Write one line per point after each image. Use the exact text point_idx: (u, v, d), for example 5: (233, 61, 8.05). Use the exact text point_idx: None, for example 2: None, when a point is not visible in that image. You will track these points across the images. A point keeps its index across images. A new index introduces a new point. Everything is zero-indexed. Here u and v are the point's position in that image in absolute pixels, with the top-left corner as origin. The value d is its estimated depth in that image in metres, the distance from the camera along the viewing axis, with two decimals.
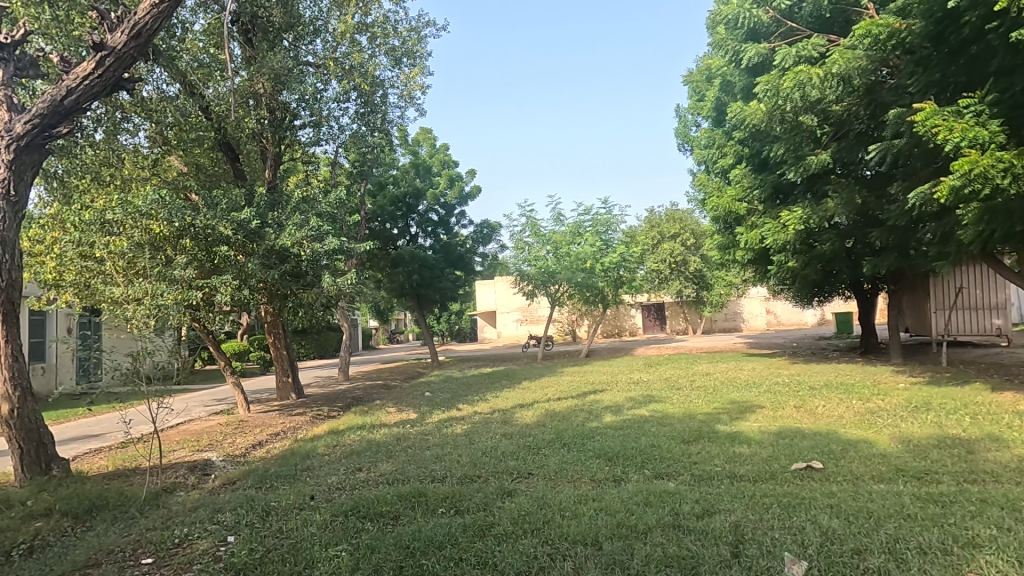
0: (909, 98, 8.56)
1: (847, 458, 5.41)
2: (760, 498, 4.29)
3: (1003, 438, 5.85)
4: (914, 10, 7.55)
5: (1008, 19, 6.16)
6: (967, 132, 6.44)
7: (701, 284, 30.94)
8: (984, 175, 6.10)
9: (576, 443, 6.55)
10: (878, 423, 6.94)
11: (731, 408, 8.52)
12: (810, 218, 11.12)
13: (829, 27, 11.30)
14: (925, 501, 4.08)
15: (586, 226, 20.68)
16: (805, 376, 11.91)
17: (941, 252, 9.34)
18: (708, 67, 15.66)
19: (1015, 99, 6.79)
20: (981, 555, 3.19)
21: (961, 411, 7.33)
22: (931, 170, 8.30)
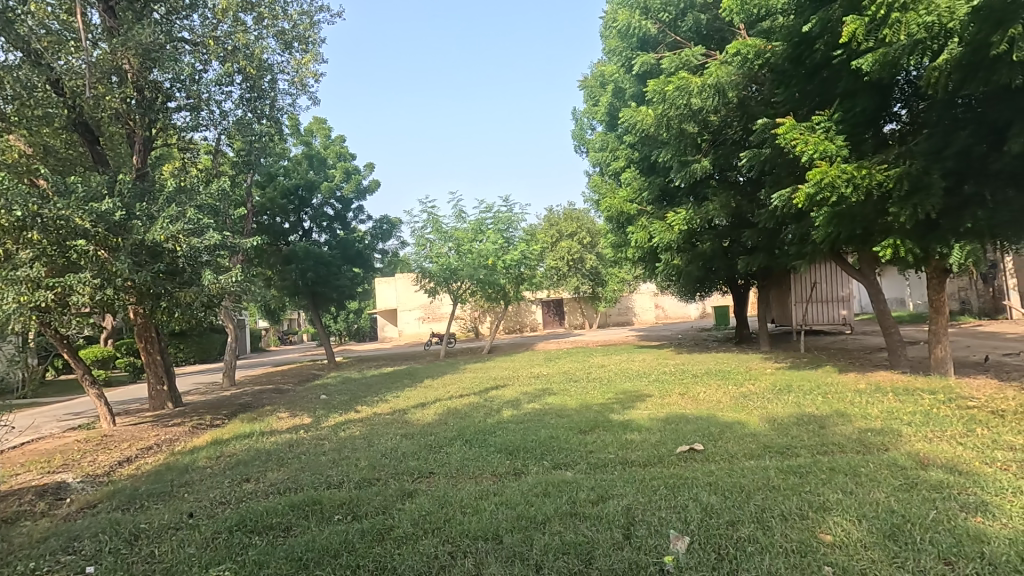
0: (773, 112, 9.56)
1: (724, 438, 5.94)
2: (648, 481, 4.58)
3: (847, 414, 6.72)
4: (777, 34, 8.42)
5: (850, 49, 7.07)
6: (819, 146, 7.33)
7: (597, 280, 32.30)
8: (833, 183, 6.98)
9: (478, 439, 6.60)
10: (749, 405, 7.69)
11: (623, 397, 9.03)
12: (692, 219, 12.03)
13: (708, 42, 12.11)
14: (787, 474, 4.58)
15: (488, 223, 20.79)
16: (689, 364, 12.91)
17: (800, 251, 10.51)
18: (602, 73, 16.44)
19: (855, 118, 7.82)
20: (829, 516, 3.65)
21: (815, 391, 8.33)
22: (791, 178, 9.33)
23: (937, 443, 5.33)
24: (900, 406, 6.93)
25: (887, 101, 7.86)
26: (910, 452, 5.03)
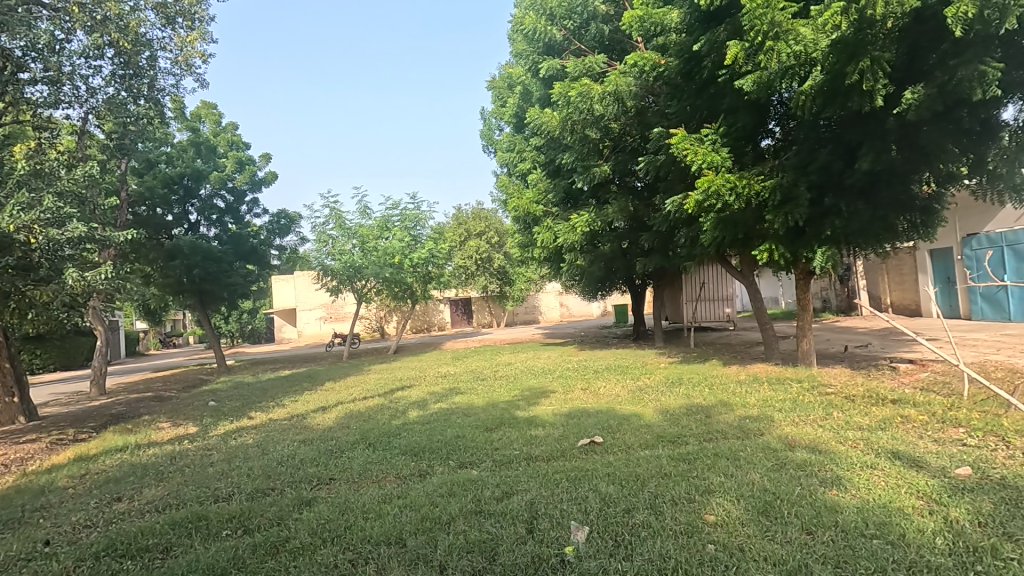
0: (667, 122, 10.22)
1: (621, 430, 6.25)
2: (551, 475, 4.71)
3: (729, 403, 7.36)
4: (670, 50, 9.01)
5: (733, 69, 7.73)
6: (706, 156, 7.95)
7: (504, 280, 32.65)
8: (718, 192, 7.60)
9: (382, 442, 6.43)
10: (644, 398, 8.18)
11: (529, 394, 9.23)
12: (594, 221, 12.55)
13: (610, 53, 12.48)
14: (677, 461, 4.91)
15: (394, 221, 20.30)
16: (591, 360, 13.46)
17: (690, 254, 11.32)
18: (509, 75, 16.68)
19: (737, 132, 8.57)
20: (712, 498, 3.96)
21: (702, 383, 9.03)
22: (682, 185, 10.03)
23: (803, 426, 5.98)
24: (773, 395, 7.69)
25: (764, 118, 8.66)
26: (781, 436, 5.59)
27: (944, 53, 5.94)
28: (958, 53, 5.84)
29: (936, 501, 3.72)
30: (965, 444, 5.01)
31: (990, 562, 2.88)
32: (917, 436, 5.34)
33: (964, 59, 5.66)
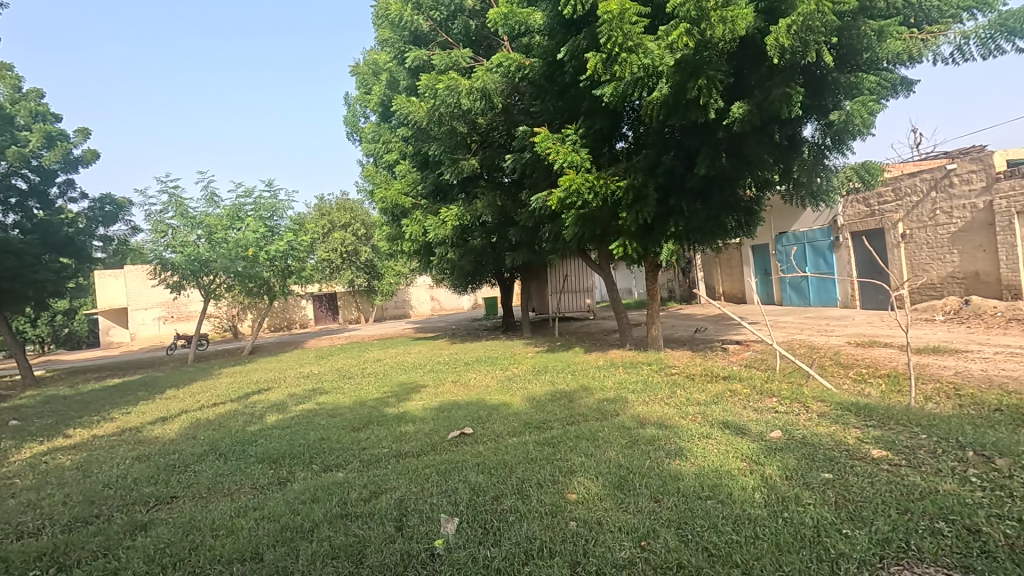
0: (531, 121, 10.59)
1: (490, 420, 6.39)
2: (421, 470, 4.68)
3: (589, 387, 7.91)
4: (534, 51, 9.35)
5: (591, 76, 8.23)
6: (568, 156, 8.40)
7: (372, 273, 31.54)
8: (578, 190, 8.08)
9: (235, 451, 5.89)
10: (512, 387, 8.47)
11: (399, 390, 9.07)
12: (463, 215, 12.63)
13: (477, 48, 12.79)
14: (543, 445, 5.16)
15: (247, 210, 18.60)
16: (462, 353, 13.57)
17: (553, 248, 11.88)
18: (374, 61, 16.09)
19: (596, 135, 9.14)
20: (575, 477, 4.22)
21: (565, 370, 9.58)
22: (547, 182, 10.49)
23: (652, 405, 6.59)
24: (627, 377, 8.39)
25: (618, 123, 9.33)
26: (633, 415, 6.12)
27: (761, 76, 6.87)
28: (772, 77, 6.78)
29: (755, 461, 4.33)
30: (777, 410, 5.90)
31: (793, 508, 3.43)
32: (742, 407, 6.17)
33: (776, 82, 6.59)
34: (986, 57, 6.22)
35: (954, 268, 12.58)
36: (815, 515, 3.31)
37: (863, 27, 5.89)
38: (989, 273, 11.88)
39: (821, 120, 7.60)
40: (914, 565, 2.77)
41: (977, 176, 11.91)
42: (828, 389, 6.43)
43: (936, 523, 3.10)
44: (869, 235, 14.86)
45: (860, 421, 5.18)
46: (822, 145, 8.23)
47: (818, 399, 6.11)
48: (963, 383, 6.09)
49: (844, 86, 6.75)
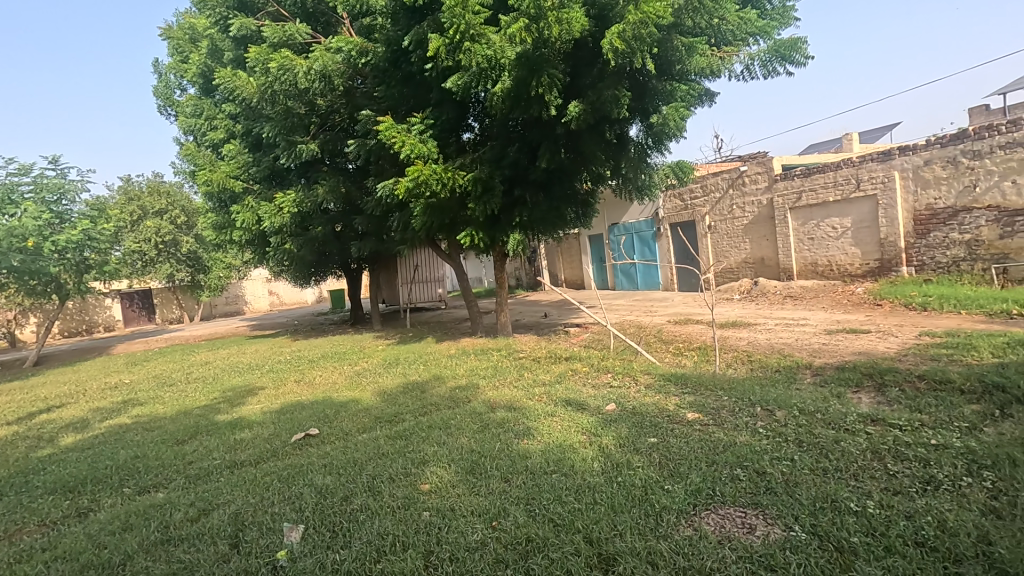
0: (375, 107, 10.21)
1: (338, 418, 6.09)
2: (260, 479, 4.30)
3: (441, 376, 7.94)
4: (377, 34, 9.00)
5: (436, 66, 8.16)
6: (414, 144, 8.27)
7: (196, 266, 28.07)
8: (426, 180, 8.03)
9: (15, 485, 4.85)
10: (362, 382, 8.18)
11: (233, 394, 8.23)
12: (303, 203, 11.78)
13: (314, 23, 11.66)
14: (395, 438, 5.08)
15: (23, 191, 15.27)
16: (306, 350, 12.75)
17: (402, 238, 11.65)
18: (191, 25, 14.20)
19: (443, 126, 9.10)
20: (428, 468, 4.21)
21: (417, 361, 9.50)
22: (394, 171, 10.23)
23: (501, 389, 6.84)
24: (478, 364, 8.58)
25: (464, 114, 9.37)
26: (484, 400, 6.29)
27: (594, 77, 7.40)
28: (604, 78, 7.34)
29: (593, 433, 4.73)
30: (612, 385, 6.49)
31: (625, 472, 3.81)
32: (582, 384, 6.68)
33: (607, 84, 7.15)
34: (767, 77, 7.39)
35: (746, 254, 14.92)
36: (643, 476, 3.71)
37: (676, 42, 6.64)
38: (771, 258, 14.30)
39: (644, 122, 8.43)
40: (719, 508, 3.24)
41: (762, 177, 14.21)
42: (654, 363, 7.24)
43: (734, 470, 3.67)
44: (683, 226, 16.96)
45: (677, 389, 5.92)
46: (646, 144, 9.14)
47: (645, 372, 6.84)
48: (753, 350, 7.29)
49: (663, 92, 7.56)
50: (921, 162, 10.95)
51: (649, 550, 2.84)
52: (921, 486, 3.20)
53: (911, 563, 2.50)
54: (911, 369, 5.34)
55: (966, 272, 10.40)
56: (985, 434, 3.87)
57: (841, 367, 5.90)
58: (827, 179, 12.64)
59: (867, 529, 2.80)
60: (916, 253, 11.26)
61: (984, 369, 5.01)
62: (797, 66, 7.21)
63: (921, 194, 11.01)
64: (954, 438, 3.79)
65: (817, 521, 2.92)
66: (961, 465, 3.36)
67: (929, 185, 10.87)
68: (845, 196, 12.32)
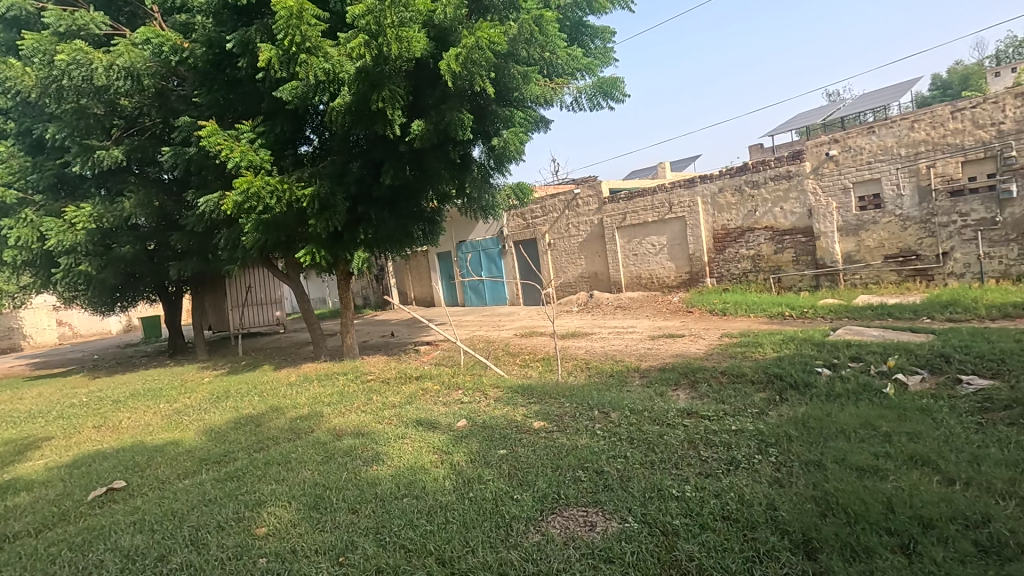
0: (195, 112, 9.21)
1: (152, 465, 5.27)
2: (42, 552, 3.54)
3: (280, 407, 7.28)
4: (196, 33, 8.18)
5: (267, 74, 7.64)
6: (243, 155, 7.65)
7: None
8: (258, 194, 7.48)
9: None
10: (183, 421, 7.17)
11: (3, 451, 6.66)
12: (103, 217, 10.12)
13: (114, 13, 10.19)
14: (224, 481, 4.54)
15: None
16: (109, 388, 10.85)
17: (231, 257, 10.58)
18: None
19: (276, 138, 8.51)
20: (265, 509, 3.83)
21: (251, 392, 8.61)
22: (220, 184, 9.29)
23: (348, 415, 6.50)
24: (322, 390, 8.05)
25: (301, 126, 8.88)
26: (329, 428, 5.91)
27: (436, 98, 7.51)
28: (446, 100, 7.48)
29: (445, 451, 4.71)
30: (463, 401, 6.54)
31: (476, 487, 3.85)
32: (433, 403, 6.63)
33: (449, 105, 7.29)
34: (592, 110, 8.14)
35: (583, 270, 16.17)
36: (493, 488, 3.79)
37: (512, 69, 7.04)
38: (603, 273, 15.66)
39: (486, 144, 8.73)
40: (564, 510, 3.43)
41: (593, 200, 15.58)
42: (502, 376, 7.45)
43: (576, 472, 3.92)
44: (526, 244, 17.85)
45: (524, 400, 6.16)
46: (488, 166, 9.47)
47: (494, 386, 7.01)
48: (590, 358, 7.88)
49: (502, 117, 7.91)
50: (716, 190, 12.89)
51: (500, 561, 2.90)
52: (726, 467, 3.73)
53: (720, 535, 2.88)
54: (715, 366, 6.20)
55: (753, 282, 12.41)
56: (769, 417, 4.63)
57: (662, 369, 6.65)
58: (646, 203, 14.27)
59: (686, 511, 3.17)
60: (716, 266, 13.15)
61: (767, 363, 6.01)
62: (616, 102, 8.08)
63: (717, 216, 12.94)
64: (747, 423, 4.49)
65: (646, 510, 3.24)
66: (754, 446, 3.98)
67: (723, 209, 12.83)
68: (660, 217, 14.01)
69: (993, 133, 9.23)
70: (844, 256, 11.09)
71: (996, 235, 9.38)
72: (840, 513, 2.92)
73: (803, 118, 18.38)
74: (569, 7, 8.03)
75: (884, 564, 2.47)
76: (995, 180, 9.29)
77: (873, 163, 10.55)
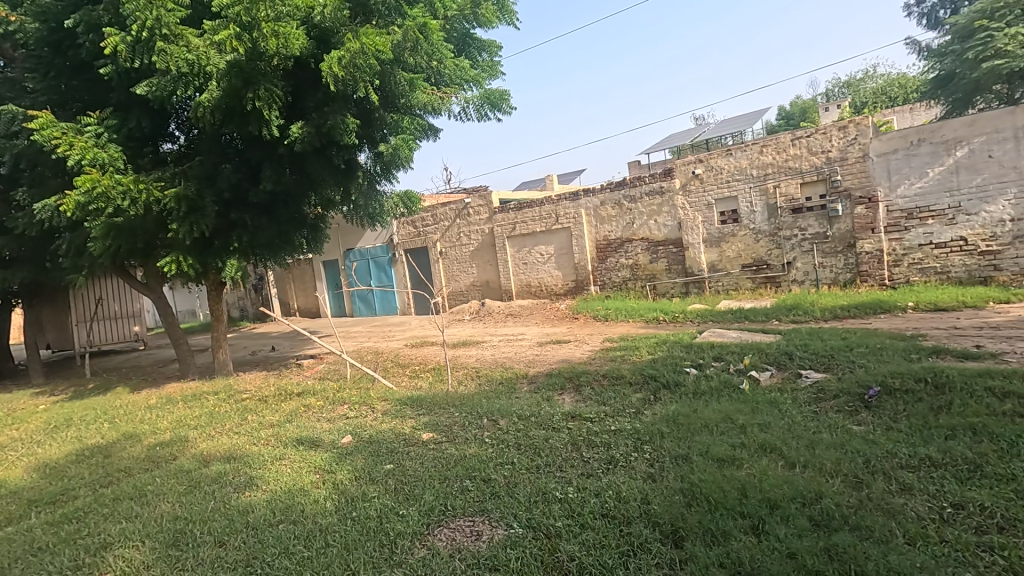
0: (27, 99, 8.03)
1: None
2: None
3: (135, 434, 6.48)
4: (27, 8, 7.16)
5: (119, 61, 6.89)
6: (87, 151, 6.77)
7: None
8: (107, 194, 6.65)
9: None
10: (9, 457, 6.13)
11: None
12: None
13: None
14: (59, 524, 3.94)
15: None
16: None
17: (75, 265, 9.28)
18: None
19: (131, 133, 7.66)
20: (111, 552, 3.38)
21: (99, 418, 7.57)
22: (59, 181, 8.14)
23: (218, 438, 5.95)
24: (188, 412, 7.29)
25: (163, 122, 8.07)
26: (195, 454, 5.37)
27: (318, 100, 7.18)
28: (328, 103, 7.17)
29: (327, 471, 4.48)
30: (348, 416, 6.26)
31: (359, 505, 3.69)
32: (315, 420, 6.27)
33: (332, 109, 7.01)
34: (480, 121, 8.24)
35: (474, 278, 16.27)
36: (377, 506, 3.65)
37: (398, 76, 6.94)
38: (494, 281, 15.87)
39: (373, 150, 8.50)
40: (450, 522, 3.40)
41: (483, 210, 15.75)
42: (390, 389, 7.25)
43: (464, 482, 3.91)
44: (417, 252, 17.60)
45: (413, 412, 6.04)
46: (375, 172, 9.21)
47: (381, 399, 6.80)
48: (480, 367, 7.92)
49: (388, 124, 7.74)
50: (598, 203, 13.63)
51: None
52: (605, 466, 3.92)
53: (598, 533, 3.01)
54: (598, 370, 6.52)
55: (632, 289, 13.26)
56: (645, 416, 4.95)
57: (548, 374, 6.87)
58: (534, 213, 14.72)
59: (568, 512, 3.29)
60: (599, 274, 13.87)
61: (643, 365, 6.43)
62: (504, 115, 8.27)
63: (600, 227, 13.68)
64: (625, 422, 4.76)
65: (531, 514, 3.30)
66: (630, 444, 4.23)
67: (604, 221, 13.59)
68: (547, 227, 14.51)
69: (824, 159, 10.68)
70: (708, 264, 12.21)
71: (828, 247, 10.85)
72: (703, 502, 3.18)
73: (674, 139, 20.03)
74: (456, 19, 8.07)
75: (738, 545, 2.73)
76: (826, 201, 10.77)
77: (731, 182, 11.75)
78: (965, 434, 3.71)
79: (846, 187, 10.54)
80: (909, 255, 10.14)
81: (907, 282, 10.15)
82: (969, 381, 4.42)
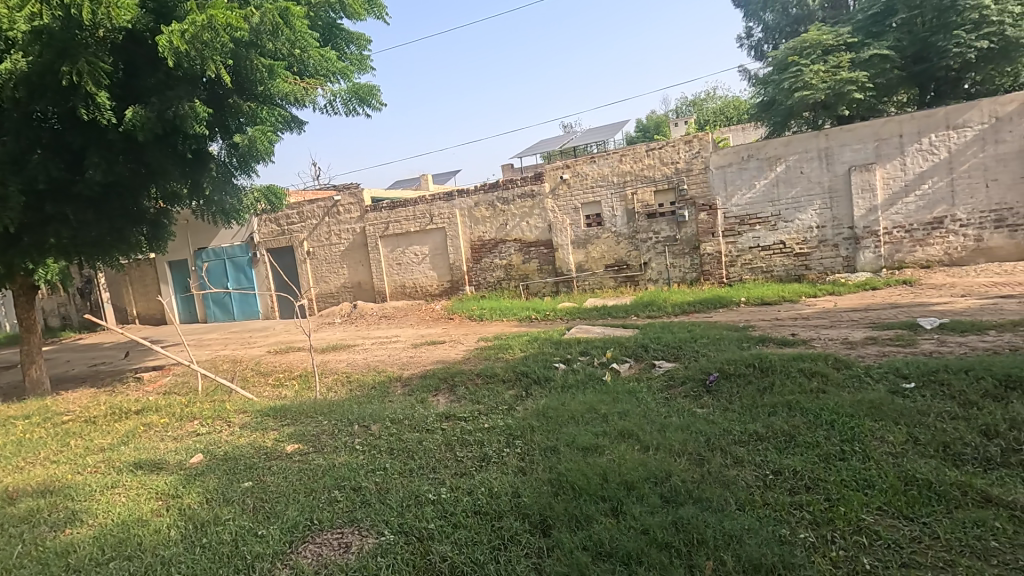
0: None
1: None
2: None
3: None
4: None
5: None
6: None
7: None
8: None
9: None
10: None
11: None
12: None
13: None
14: None
15: None
16: None
17: None
18: None
19: None
20: None
21: None
22: None
23: (30, 469, 5.06)
24: None
25: None
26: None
27: (157, 82, 6.41)
28: (171, 85, 6.43)
29: (172, 496, 4.00)
30: (199, 433, 5.66)
31: (211, 530, 3.36)
32: (158, 440, 5.59)
33: (175, 93, 6.31)
34: (348, 115, 7.92)
35: (345, 279, 15.60)
36: (233, 528, 3.35)
37: (255, 61, 6.42)
38: (366, 282, 15.33)
39: (226, 140, 7.77)
40: (317, 536, 3.22)
41: (354, 208, 15.14)
42: (250, 400, 6.68)
43: (332, 493, 3.72)
44: (280, 252, 16.42)
45: (276, 423, 5.63)
46: (229, 165, 8.42)
47: (239, 411, 6.24)
48: (351, 371, 7.61)
49: (243, 113, 7.13)
50: (472, 204, 13.75)
51: None
52: (478, 463, 3.98)
53: (471, 531, 3.04)
54: (472, 369, 6.59)
55: (506, 289, 13.58)
56: (516, 411, 5.10)
57: (423, 376, 6.79)
58: (408, 213, 14.46)
59: (441, 513, 3.27)
60: (474, 274, 14.01)
61: (515, 362, 6.61)
62: (374, 110, 8.02)
63: (474, 228, 13.83)
64: (498, 419, 4.87)
65: (403, 519, 3.24)
66: (503, 440, 4.32)
67: (478, 222, 13.77)
68: (422, 227, 14.35)
69: (673, 169, 11.81)
70: (576, 265, 12.91)
71: (677, 249, 12.02)
72: (569, 490, 3.35)
73: (545, 144, 20.89)
74: (321, 8, 7.69)
75: (599, 527, 2.92)
76: (675, 208, 11.92)
77: (595, 188, 12.53)
78: (783, 410, 4.32)
79: (692, 196, 11.75)
80: (742, 256, 11.58)
81: (741, 280, 11.57)
82: (786, 364, 5.15)
